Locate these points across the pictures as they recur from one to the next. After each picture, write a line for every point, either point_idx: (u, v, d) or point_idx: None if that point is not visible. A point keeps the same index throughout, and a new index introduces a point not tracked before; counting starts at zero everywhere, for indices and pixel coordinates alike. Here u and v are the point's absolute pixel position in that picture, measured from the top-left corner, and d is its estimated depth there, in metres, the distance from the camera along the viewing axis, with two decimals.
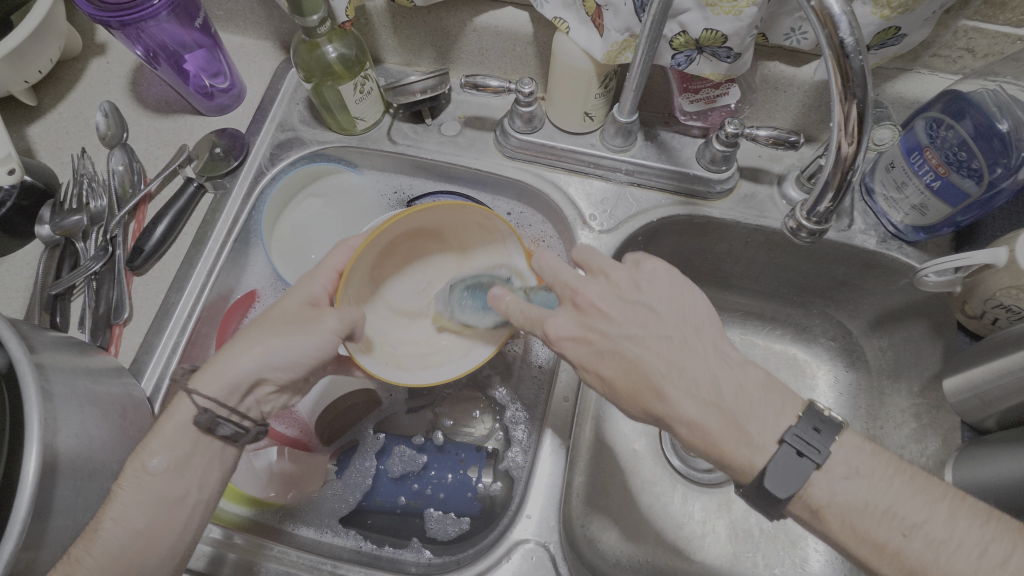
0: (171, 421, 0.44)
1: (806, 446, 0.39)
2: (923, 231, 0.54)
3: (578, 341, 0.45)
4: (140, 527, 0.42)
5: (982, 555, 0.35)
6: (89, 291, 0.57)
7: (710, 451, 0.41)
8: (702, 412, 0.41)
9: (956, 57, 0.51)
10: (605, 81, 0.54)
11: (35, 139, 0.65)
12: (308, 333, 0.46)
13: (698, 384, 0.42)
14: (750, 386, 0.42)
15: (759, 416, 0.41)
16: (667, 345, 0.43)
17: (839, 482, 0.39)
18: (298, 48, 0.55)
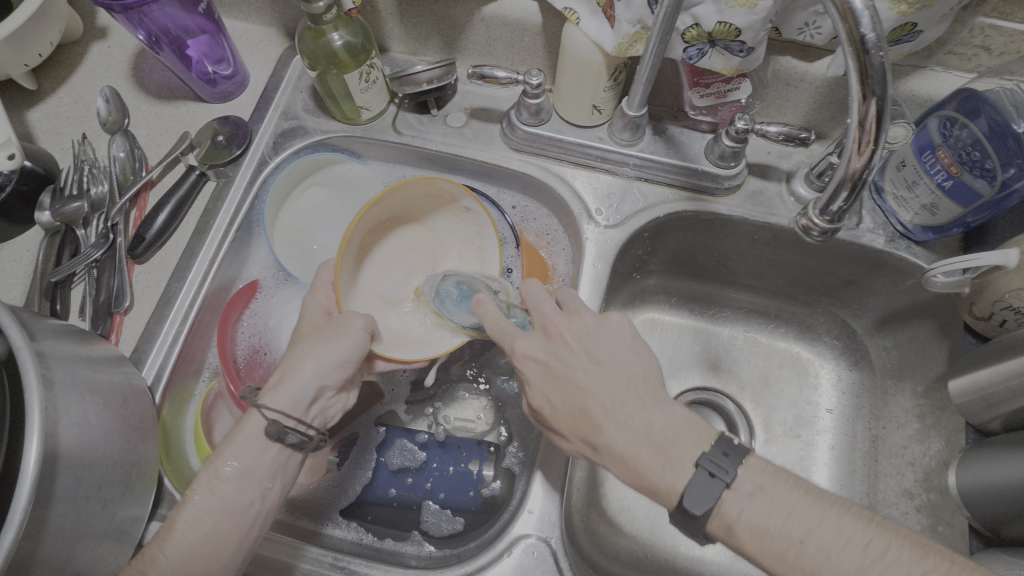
0: (242, 432, 0.46)
1: (717, 467, 0.40)
2: (932, 231, 0.54)
3: (539, 364, 0.47)
4: (207, 533, 0.44)
5: (866, 550, 0.37)
6: (89, 278, 0.56)
7: (639, 480, 0.43)
8: (631, 446, 0.43)
9: (971, 55, 0.50)
10: (615, 74, 0.53)
11: (35, 123, 0.64)
12: (342, 337, 0.48)
13: (635, 417, 0.43)
14: (675, 420, 0.43)
15: (682, 446, 0.42)
16: (620, 385, 0.45)
17: (746, 499, 0.40)
18: (303, 36, 0.54)
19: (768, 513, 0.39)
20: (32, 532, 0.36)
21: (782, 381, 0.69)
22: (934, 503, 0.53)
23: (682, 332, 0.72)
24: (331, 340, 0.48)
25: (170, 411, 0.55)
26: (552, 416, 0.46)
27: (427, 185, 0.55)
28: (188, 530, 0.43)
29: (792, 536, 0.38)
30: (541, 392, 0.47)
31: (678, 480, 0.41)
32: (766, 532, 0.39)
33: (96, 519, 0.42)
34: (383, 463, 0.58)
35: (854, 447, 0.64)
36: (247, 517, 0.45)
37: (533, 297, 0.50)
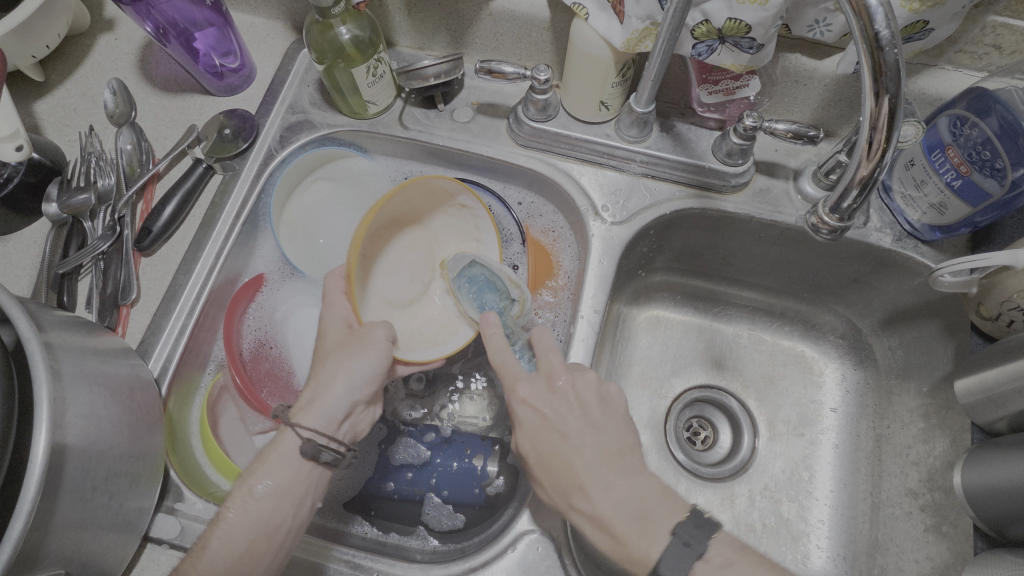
0: (276, 451, 0.47)
1: (690, 538, 0.42)
2: (940, 230, 0.54)
3: (535, 412, 0.49)
4: (241, 552, 0.44)
5: None
6: (97, 271, 0.56)
7: (610, 543, 0.44)
8: (609, 512, 0.44)
9: (982, 53, 0.50)
10: (623, 70, 0.53)
11: (42, 115, 0.64)
12: (371, 350, 0.49)
13: (615, 484, 0.46)
14: (654, 493, 0.46)
15: (657, 519, 0.44)
16: (604, 452, 0.47)
17: (716, 571, 0.41)
18: (311, 29, 0.54)
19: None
20: (40, 522, 0.36)
21: (786, 379, 0.69)
22: (938, 503, 0.53)
23: (687, 330, 0.72)
24: (360, 355, 0.48)
25: (176, 404, 0.55)
26: (534, 467, 0.48)
27: (426, 186, 0.55)
28: (223, 549, 0.44)
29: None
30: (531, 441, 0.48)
31: (650, 552, 0.43)
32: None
33: (102, 511, 0.42)
34: (388, 457, 0.58)
35: (858, 446, 0.64)
36: (280, 536, 0.45)
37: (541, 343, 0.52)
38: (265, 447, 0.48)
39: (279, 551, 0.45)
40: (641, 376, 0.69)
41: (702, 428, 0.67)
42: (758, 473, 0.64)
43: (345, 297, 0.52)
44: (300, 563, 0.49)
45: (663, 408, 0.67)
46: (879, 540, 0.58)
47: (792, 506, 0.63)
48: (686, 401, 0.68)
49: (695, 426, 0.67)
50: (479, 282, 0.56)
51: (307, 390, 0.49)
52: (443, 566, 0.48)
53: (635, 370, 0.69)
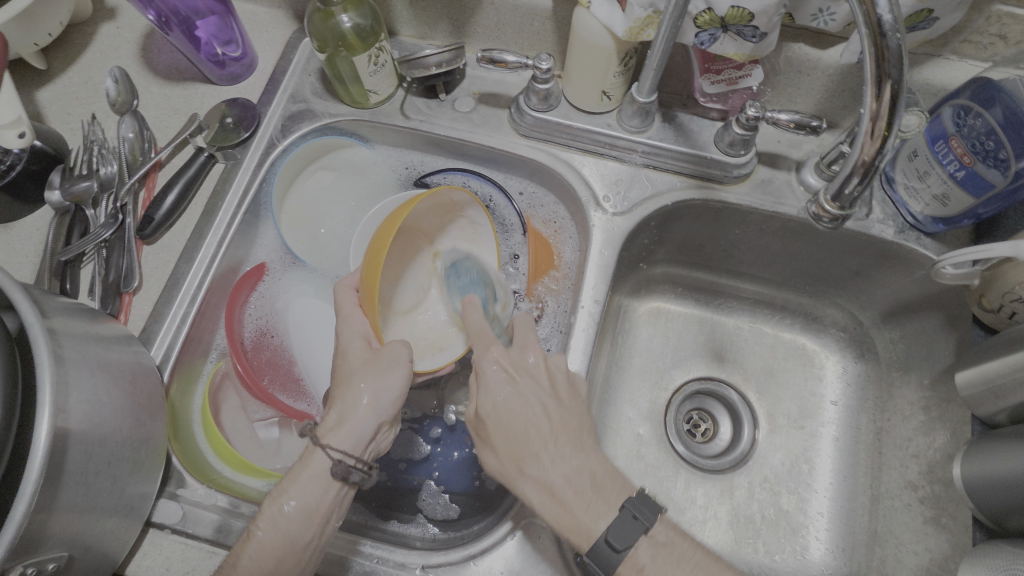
0: (306, 470, 0.46)
1: (640, 512, 0.43)
2: (942, 222, 0.54)
3: (504, 376, 0.49)
4: (270, 570, 0.43)
5: None
6: (99, 258, 0.57)
7: (557, 513, 0.44)
8: (561, 484, 0.45)
9: (987, 43, 0.49)
10: (625, 59, 0.53)
11: (45, 103, 0.64)
12: (398, 370, 0.48)
13: (570, 459, 0.46)
14: (603, 474, 0.46)
15: (604, 496, 0.45)
16: (562, 430, 0.47)
17: (657, 548, 0.43)
18: (312, 17, 0.54)
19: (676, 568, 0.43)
20: (44, 504, 0.37)
21: (787, 372, 0.69)
22: (938, 495, 0.53)
23: (688, 322, 0.71)
24: (387, 379, 0.47)
25: (178, 391, 0.56)
26: (490, 429, 0.48)
27: (445, 198, 0.54)
28: (254, 565, 0.43)
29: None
30: (492, 407, 0.48)
31: (596, 527, 0.43)
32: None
33: (105, 495, 0.43)
34: (387, 448, 0.59)
35: (858, 439, 0.64)
36: (309, 552, 0.45)
37: (521, 329, 0.53)
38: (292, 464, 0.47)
39: (306, 566, 0.45)
40: (641, 367, 0.69)
41: (702, 421, 0.67)
42: (758, 465, 0.65)
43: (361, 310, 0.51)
44: None
45: (663, 400, 0.68)
46: (877, 532, 0.58)
47: (792, 498, 0.63)
48: (687, 393, 0.68)
49: (695, 418, 0.67)
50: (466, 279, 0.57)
51: (329, 409, 0.48)
52: (442, 554, 0.49)
53: (635, 362, 0.69)
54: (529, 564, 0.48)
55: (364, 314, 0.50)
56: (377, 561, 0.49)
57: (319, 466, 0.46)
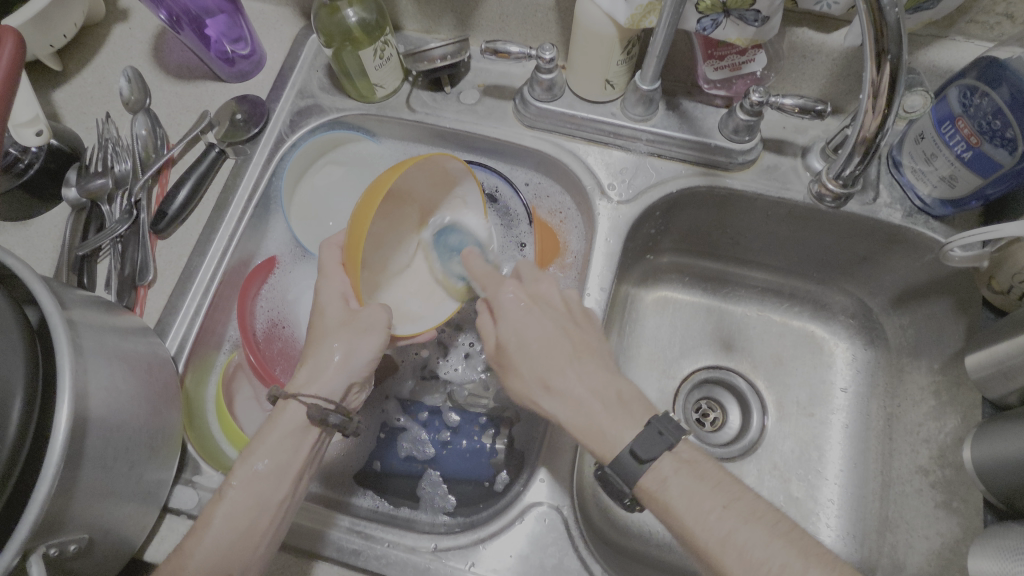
0: (277, 429, 0.47)
1: (666, 426, 0.44)
2: (951, 204, 0.53)
3: (521, 300, 0.50)
4: (243, 529, 0.44)
5: (782, 528, 0.39)
6: (115, 253, 0.58)
7: (585, 426, 0.45)
8: (588, 396, 0.46)
9: (994, 23, 0.49)
10: (628, 47, 0.53)
11: (60, 104, 0.65)
12: (375, 332, 0.49)
13: (593, 373, 0.47)
14: (628, 392, 0.47)
15: (632, 409, 0.46)
16: (579, 349, 0.48)
17: (675, 471, 0.43)
18: (319, 13, 0.55)
19: (698, 482, 0.42)
20: (64, 487, 0.38)
21: (796, 359, 0.68)
22: (949, 479, 0.53)
23: (696, 311, 0.72)
24: (363, 335, 0.49)
25: (193, 380, 0.57)
26: (513, 352, 0.48)
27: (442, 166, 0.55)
28: (226, 527, 0.43)
29: (714, 502, 0.41)
30: (515, 333, 0.49)
31: (621, 439, 0.44)
32: (693, 497, 0.41)
33: (123, 480, 0.44)
34: (394, 442, 0.60)
35: (869, 426, 0.64)
36: (280, 513, 0.46)
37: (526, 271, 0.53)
38: (263, 425, 0.47)
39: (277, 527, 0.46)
40: (649, 357, 0.69)
41: (711, 409, 0.67)
42: (768, 452, 0.65)
43: (341, 269, 0.52)
44: (304, 530, 0.50)
45: (671, 388, 0.68)
46: (888, 518, 0.57)
47: (801, 485, 0.63)
48: (695, 381, 0.68)
49: (704, 407, 0.68)
50: (457, 244, 0.59)
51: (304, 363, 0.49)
52: (453, 538, 0.49)
53: (643, 351, 0.69)
54: (538, 548, 0.49)
55: (346, 274, 0.51)
56: (388, 545, 0.49)
57: (291, 421, 0.47)
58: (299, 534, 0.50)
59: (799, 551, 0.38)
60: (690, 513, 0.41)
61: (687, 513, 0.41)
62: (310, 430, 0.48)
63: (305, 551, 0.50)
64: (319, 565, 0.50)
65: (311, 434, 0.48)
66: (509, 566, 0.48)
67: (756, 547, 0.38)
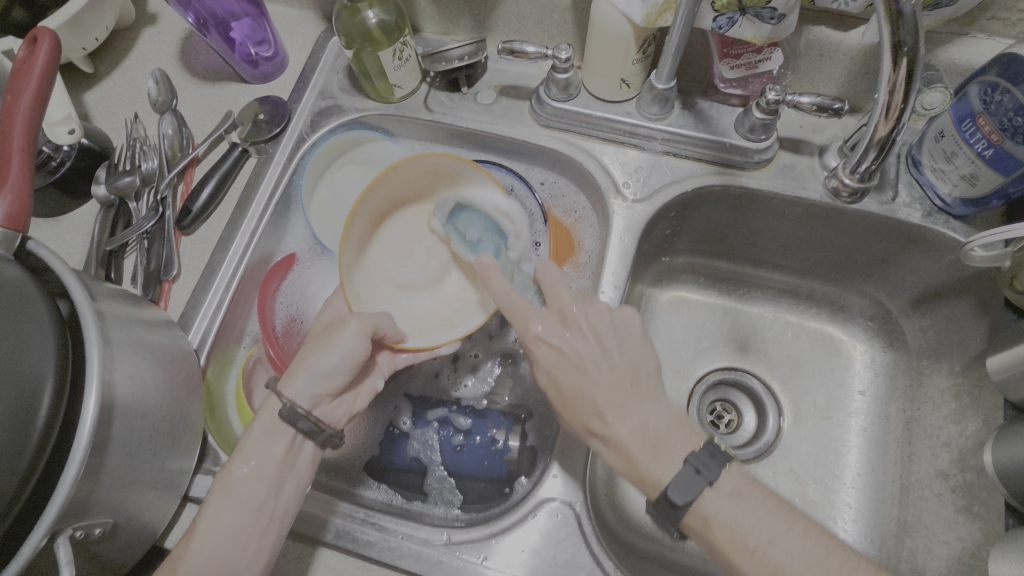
0: (257, 428, 0.49)
1: (703, 465, 0.41)
2: (972, 204, 0.53)
3: (552, 347, 0.48)
4: (229, 531, 0.45)
5: (831, 560, 0.38)
6: (141, 248, 0.60)
7: (630, 469, 0.44)
8: (641, 430, 0.44)
9: (1016, 19, 0.48)
10: (644, 47, 0.54)
11: (91, 104, 0.68)
12: (340, 342, 0.50)
13: (638, 412, 0.44)
14: (666, 427, 0.44)
15: (669, 453, 0.43)
16: (644, 374, 0.46)
17: (725, 499, 0.41)
18: (340, 15, 0.56)
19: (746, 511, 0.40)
20: (91, 472, 0.39)
21: (812, 361, 0.68)
22: (970, 482, 0.52)
23: (711, 312, 0.71)
24: (331, 343, 0.50)
25: (214, 374, 0.58)
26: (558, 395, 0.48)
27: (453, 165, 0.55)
28: (212, 532, 0.44)
29: (762, 537, 0.39)
30: (561, 373, 0.47)
31: (666, 476, 0.42)
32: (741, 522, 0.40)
33: (147, 467, 0.45)
34: (406, 441, 0.58)
35: (887, 430, 0.63)
36: (270, 514, 0.47)
37: (548, 278, 0.50)
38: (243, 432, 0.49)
39: (268, 531, 0.46)
40: (663, 358, 0.69)
41: (726, 411, 0.67)
42: (784, 455, 0.64)
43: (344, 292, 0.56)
44: (319, 521, 0.51)
45: (685, 389, 0.67)
46: (907, 523, 0.56)
47: (818, 488, 0.62)
48: (709, 382, 0.68)
49: (719, 409, 0.67)
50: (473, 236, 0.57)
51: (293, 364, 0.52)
52: (465, 532, 0.50)
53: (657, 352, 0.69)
54: (550, 544, 0.49)
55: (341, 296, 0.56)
56: (402, 537, 0.50)
57: (266, 419, 0.49)
58: (315, 524, 0.51)
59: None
60: (734, 547, 0.40)
61: (733, 552, 0.40)
62: (282, 430, 0.49)
63: (321, 543, 0.51)
64: (335, 556, 0.50)
65: (285, 437, 0.49)
66: (521, 560, 0.48)
67: None
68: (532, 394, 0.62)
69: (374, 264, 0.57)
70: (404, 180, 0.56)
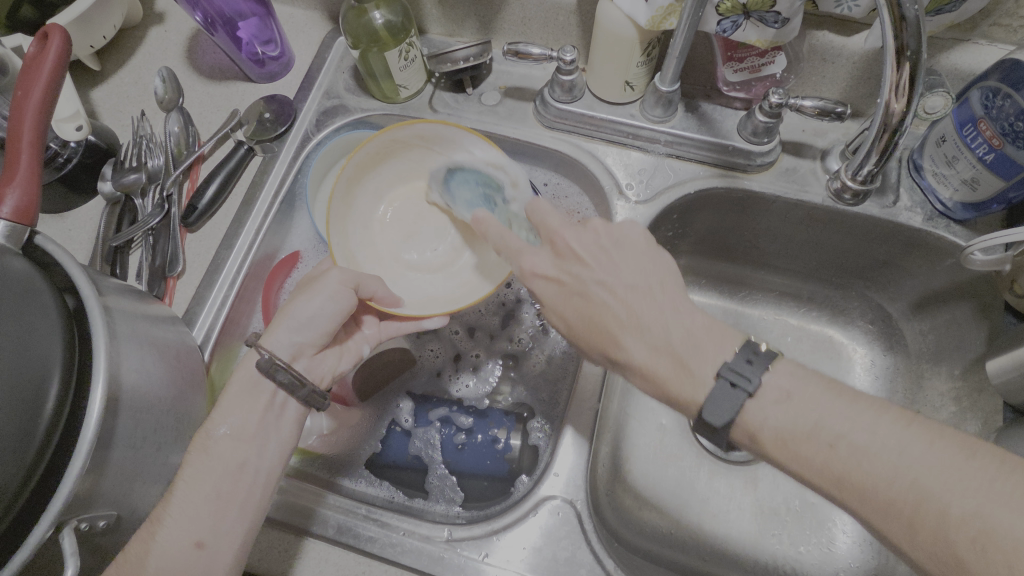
0: (236, 385, 0.49)
1: (739, 376, 0.38)
2: (973, 208, 0.53)
3: (550, 282, 0.46)
4: (209, 492, 0.45)
5: (901, 454, 0.34)
6: (146, 244, 0.60)
7: (660, 391, 0.42)
8: (661, 344, 0.41)
9: (1018, 26, 0.49)
10: (648, 49, 0.54)
11: (98, 102, 0.68)
12: (321, 293, 0.50)
13: (657, 321, 0.42)
14: (696, 329, 0.41)
15: (703, 352, 0.40)
16: (657, 283, 0.43)
17: (770, 407, 0.38)
18: (347, 15, 0.57)
19: (801, 416, 0.37)
20: (96, 466, 0.39)
21: (813, 364, 0.68)
22: None
23: (712, 314, 0.72)
24: (313, 292, 0.50)
25: (218, 370, 0.59)
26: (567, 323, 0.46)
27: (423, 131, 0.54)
28: (191, 491, 0.45)
29: (817, 441, 0.36)
30: (561, 309, 0.45)
31: (704, 383, 0.39)
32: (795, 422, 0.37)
33: (151, 462, 0.45)
34: (406, 439, 0.59)
35: None
36: (249, 475, 0.47)
37: (540, 216, 0.47)
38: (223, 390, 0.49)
39: (249, 493, 0.46)
40: None
41: None
42: None
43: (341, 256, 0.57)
44: (322, 518, 0.51)
45: None
46: None
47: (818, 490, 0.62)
48: None
49: None
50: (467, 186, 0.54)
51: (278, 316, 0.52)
52: (466, 529, 0.50)
53: None
54: (551, 541, 0.49)
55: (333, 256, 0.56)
56: (404, 533, 0.50)
57: (245, 375, 0.49)
58: (317, 520, 0.51)
59: (922, 528, 0.32)
60: (792, 459, 0.37)
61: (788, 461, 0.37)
62: (262, 387, 0.49)
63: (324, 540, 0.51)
64: (336, 553, 0.51)
65: (264, 392, 0.49)
66: (522, 558, 0.49)
67: (879, 486, 0.34)
68: (534, 394, 0.62)
69: (381, 241, 0.59)
70: (417, 155, 0.58)
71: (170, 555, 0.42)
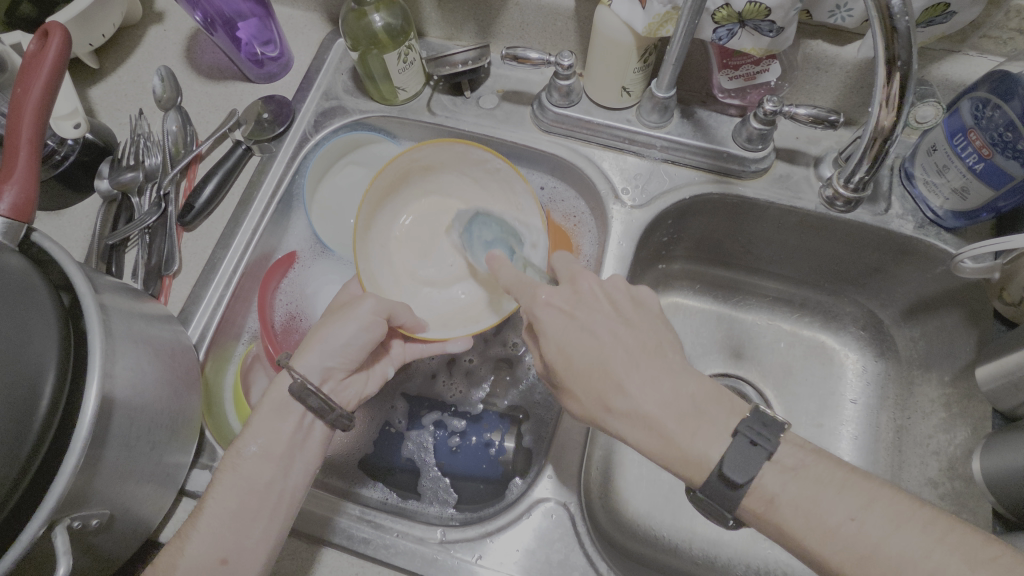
0: (266, 405, 0.49)
1: (759, 436, 0.38)
2: (963, 217, 0.54)
3: (561, 313, 0.44)
4: (236, 509, 0.45)
5: (925, 529, 0.34)
6: (143, 243, 0.60)
7: (664, 448, 0.40)
8: (671, 399, 0.41)
9: (1007, 38, 0.50)
10: (645, 56, 0.55)
11: (96, 100, 0.68)
12: (354, 319, 0.51)
13: (661, 382, 0.41)
14: (700, 394, 0.41)
15: (713, 416, 0.40)
16: (657, 342, 0.43)
17: (785, 475, 0.38)
18: (347, 17, 0.57)
19: (816, 489, 0.37)
20: (90, 463, 0.39)
21: (805, 369, 0.69)
22: (958, 490, 0.53)
23: (706, 318, 0.72)
24: (346, 318, 0.51)
25: (212, 369, 0.59)
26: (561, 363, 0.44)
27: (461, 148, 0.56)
28: (220, 508, 0.45)
29: (840, 512, 0.36)
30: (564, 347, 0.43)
31: (708, 456, 0.39)
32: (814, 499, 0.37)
33: (145, 460, 0.45)
34: (400, 442, 0.61)
35: (877, 438, 0.63)
36: (279, 494, 0.47)
37: (563, 263, 0.49)
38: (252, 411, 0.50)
39: (274, 512, 0.46)
40: None
41: None
42: None
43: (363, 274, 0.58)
44: (314, 518, 0.51)
45: None
46: None
47: None
48: None
49: None
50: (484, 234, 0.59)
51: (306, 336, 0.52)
52: (460, 531, 0.50)
53: None
54: (544, 543, 0.49)
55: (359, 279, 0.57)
56: (397, 535, 0.50)
57: (274, 400, 0.50)
58: (310, 520, 0.51)
59: None
60: (812, 531, 0.36)
61: (807, 532, 0.36)
62: (291, 409, 0.50)
63: (315, 538, 0.51)
64: (328, 553, 0.51)
65: (295, 414, 0.50)
66: (514, 560, 0.49)
67: (907, 561, 0.34)
68: (528, 396, 0.63)
69: (397, 257, 0.60)
70: (433, 176, 0.60)
71: (196, 571, 0.43)
